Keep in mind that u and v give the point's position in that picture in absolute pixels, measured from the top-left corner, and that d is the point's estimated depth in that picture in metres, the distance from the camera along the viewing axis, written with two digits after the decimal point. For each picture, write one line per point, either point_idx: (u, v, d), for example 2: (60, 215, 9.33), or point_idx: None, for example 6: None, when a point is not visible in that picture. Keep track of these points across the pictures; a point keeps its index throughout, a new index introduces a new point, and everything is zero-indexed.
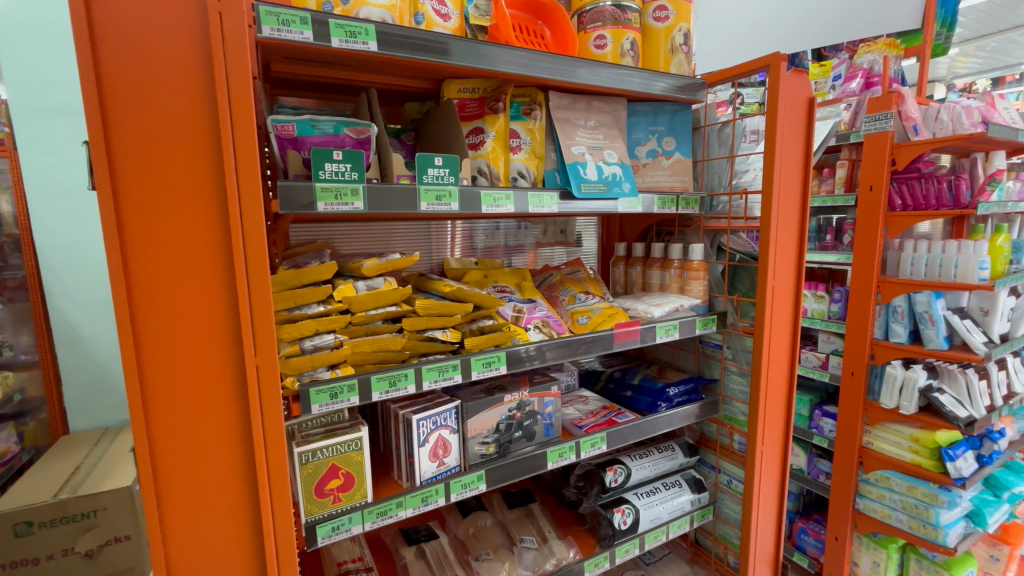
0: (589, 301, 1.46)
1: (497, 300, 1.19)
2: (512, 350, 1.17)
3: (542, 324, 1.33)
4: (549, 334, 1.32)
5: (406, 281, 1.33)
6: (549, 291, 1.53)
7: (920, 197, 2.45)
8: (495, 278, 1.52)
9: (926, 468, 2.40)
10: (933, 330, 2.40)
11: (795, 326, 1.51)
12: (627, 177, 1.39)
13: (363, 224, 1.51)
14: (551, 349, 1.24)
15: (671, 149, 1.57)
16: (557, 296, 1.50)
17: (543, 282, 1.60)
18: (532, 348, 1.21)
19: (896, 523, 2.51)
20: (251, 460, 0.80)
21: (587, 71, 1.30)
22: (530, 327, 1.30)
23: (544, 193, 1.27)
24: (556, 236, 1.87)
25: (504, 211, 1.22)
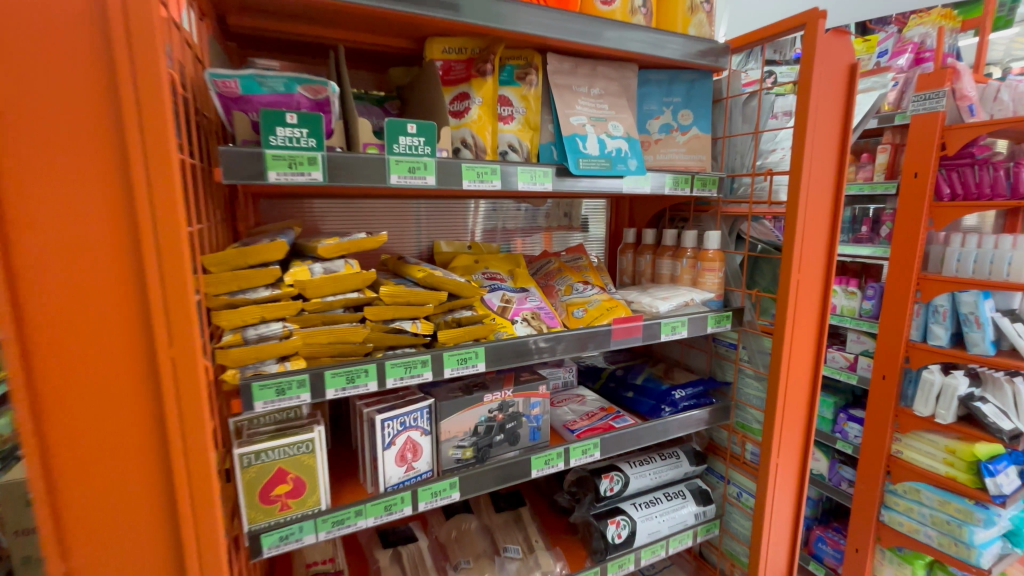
0: (587, 292, 1.31)
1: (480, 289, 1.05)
2: (511, 344, 1.05)
3: (531, 316, 1.19)
4: (538, 327, 1.18)
5: (386, 265, 1.23)
6: (544, 280, 1.39)
7: (971, 185, 2.19)
8: (487, 264, 1.39)
9: (961, 482, 2.19)
10: (978, 334, 2.17)
11: (823, 327, 1.34)
12: (634, 153, 1.23)
13: (346, 201, 1.38)
14: (551, 345, 1.10)
15: (687, 124, 1.40)
16: (553, 285, 1.36)
17: (537, 270, 1.45)
18: (533, 342, 1.08)
19: (924, 540, 2.31)
20: (167, 505, 0.72)
21: (616, 35, 1.16)
22: (517, 320, 1.17)
23: (536, 169, 1.12)
24: (560, 220, 1.72)
25: (489, 187, 1.07)
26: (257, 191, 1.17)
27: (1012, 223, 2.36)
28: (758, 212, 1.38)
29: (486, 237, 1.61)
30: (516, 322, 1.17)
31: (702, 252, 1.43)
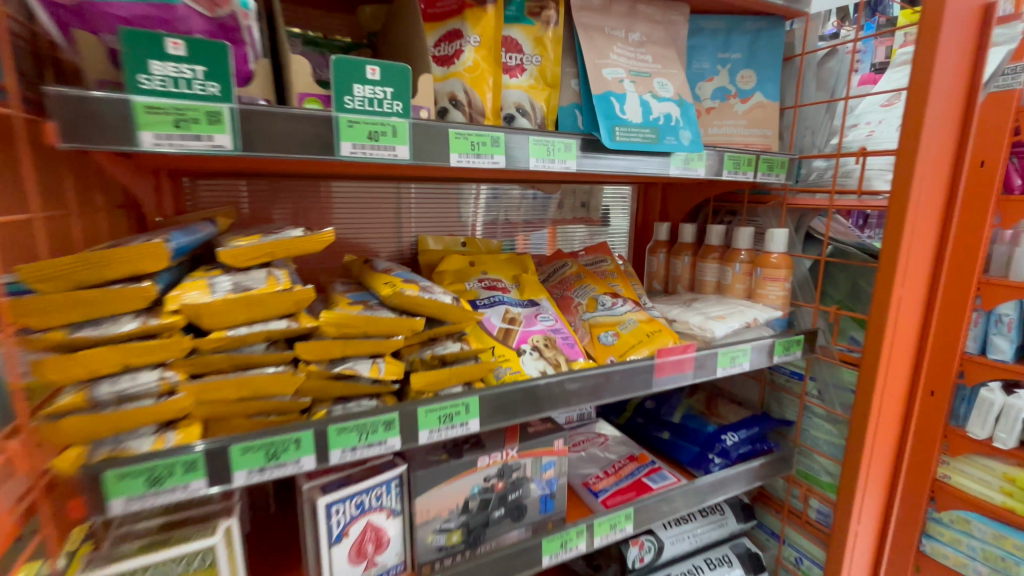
0: (618, 309, 0.98)
1: (474, 312, 0.73)
2: (516, 390, 0.74)
3: (546, 346, 0.87)
4: (555, 363, 0.85)
5: (351, 269, 0.92)
6: (559, 290, 1.07)
7: None
8: (487, 269, 1.08)
9: None
10: None
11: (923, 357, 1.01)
12: (686, 121, 0.90)
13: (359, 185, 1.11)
14: (572, 388, 0.78)
15: (749, 88, 1.07)
16: (571, 297, 1.05)
17: (551, 277, 1.13)
18: (547, 385, 0.76)
19: None
20: None
21: None
22: (526, 351, 0.85)
23: (554, 140, 0.80)
24: (576, 211, 1.40)
25: (488, 165, 0.75)
26: (170, 165, 0.85)
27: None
28: (840, 205, 1.05)
29: (485, 231, 1.29)
30: (524, 355, 0.85)
31: (763, 256, 1.11)
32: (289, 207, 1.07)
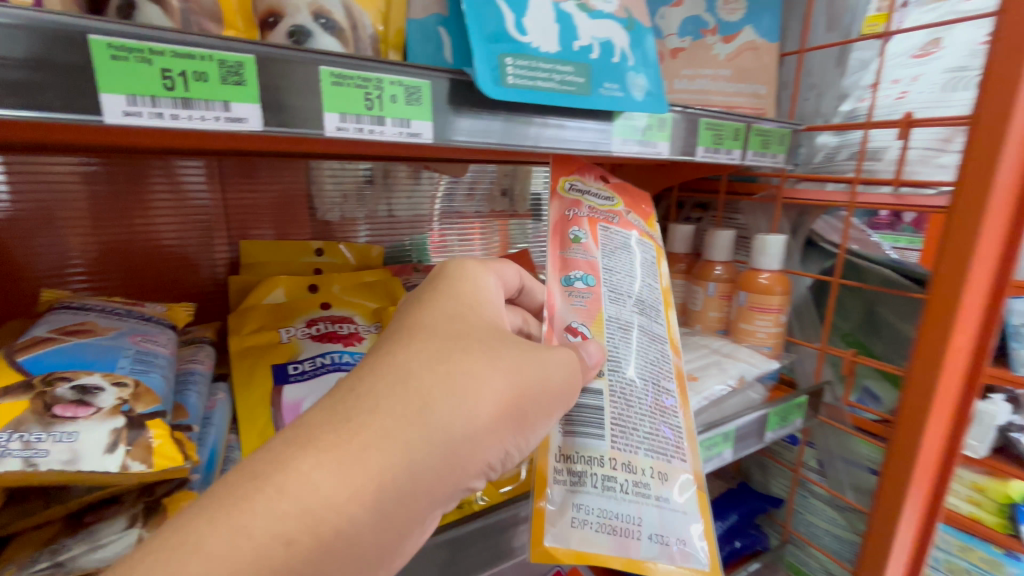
0: (665, 368, 0.53)
1: (182, 458, 0.34)
2: (570, 498, 0.47)
3: (613, 482, 0.47)
4: (698, 472, 0.51)
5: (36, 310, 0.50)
6: (586, 207, 0.55)
7: None
8: (331, 301, 0.67)
9: None
10: None
11: (948, 468, 0.69)
12: (641, 53, 0.51)
13: (372, 173, 0.87)
14: (643, 351, 0.52)
15: (735, 22, 0.70)
16: (599, 236, 0.54)
17: (574, 183, 0.56)
18: (608, 390, 0.49)
19: None
20: None
21: None
22: (585, 479, 0.47)
23: (380, 78, 0.40)
24: (494, 202, 1.02)
25: (215, 124, 0.35)
26: None
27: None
28: (862, 203, 0.72)
29: (356, 229, 0.89)
30: (582, 490, 0.47)
31: (747, 275, 0.76)
32: (263, 196, 0.79)
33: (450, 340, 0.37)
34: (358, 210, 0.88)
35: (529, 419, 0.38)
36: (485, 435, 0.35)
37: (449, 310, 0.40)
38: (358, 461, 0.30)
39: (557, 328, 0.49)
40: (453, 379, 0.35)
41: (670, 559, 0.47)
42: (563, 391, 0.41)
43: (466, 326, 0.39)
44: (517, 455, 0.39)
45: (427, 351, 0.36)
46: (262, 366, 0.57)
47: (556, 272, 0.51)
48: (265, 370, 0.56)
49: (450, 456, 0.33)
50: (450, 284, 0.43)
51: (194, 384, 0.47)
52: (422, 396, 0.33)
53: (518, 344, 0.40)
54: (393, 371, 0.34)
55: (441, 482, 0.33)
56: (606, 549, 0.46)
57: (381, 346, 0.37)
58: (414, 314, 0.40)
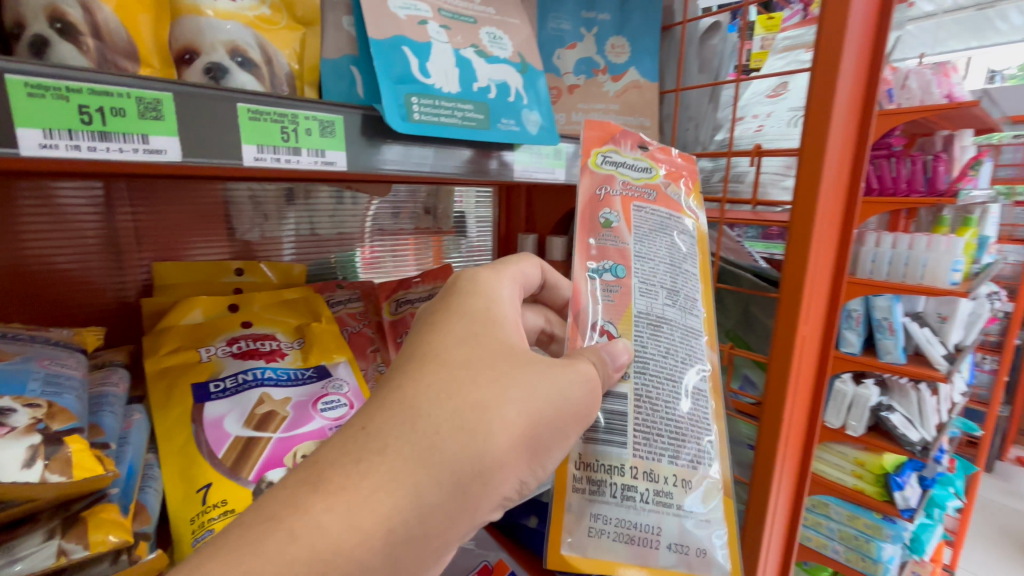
0: (697, 365, 0.54)
1: (101, 466, 0.36)
2: (588, 507, 0.51)
3: (632, 491, 0.50)
4: (722, 475, 0.54)
5: None
6: (619, 183, 0.56)
7: (888, 179, 1.95)
8: (252, 319, 0.69)
9: (869, 496, 2.02)
10: (892, 341, 1.96)
11: (807, 438, 0.84)
12: (533, 93, 0.59)
13: (294, 195, 0.89)
14: (672, 348, 0.53)
15: (622, 63, 0.80)
16: (632, 218, 0.56)
17: (608, 155, 0.57)
18: (632, 393, 0.51)
19: (833, 556, 2.12)
20: None
21: None
22: (604, 488, 0.50)
23: (295, 114, 0.45)
24: (419, 220, 1.07)
25: (135, 155, 0.37)
26: None
27: (896, 221, 2.38)
28: (731, 219, 0.85)
29: (279, 249, 0.90)
30: (601, 500, 0.50)
31: None
32: (161, 218, 0.78)
33: (458, 376, 0.42)
34: (281, 230, 0.90)
35: (539, 445, 0.44)
36: (501, 457, 0.41)
37: (467, 334, 0.46)
38: (369, 503, 0.35)
39: (582, 326, 0.52)
40: (462, 418, 0.40)
41: (688, 565, 0.51)
42: (579, 407, 0.46)
43: (476, 355, 0.44)
44: (530, 478, 0.44)
45: (444, 384, 0.41)
46: (181, 385, 0.57)
47: (582, 264, 0.53)
48: (185, 388, 0.57)
49: (459, 490, 0.39)
50: (470, 303, 0.49)
51: (111, 406, 0.48)
52: (429, 436, 0.38)
53: (529, 373, 0.45)
54: (402, 408, 0.39)
55: (452, 515, 0.38)
56: (620, 556, 0.51)
57: (393, 381, 0.42)
58: (434, 339, 0.45)
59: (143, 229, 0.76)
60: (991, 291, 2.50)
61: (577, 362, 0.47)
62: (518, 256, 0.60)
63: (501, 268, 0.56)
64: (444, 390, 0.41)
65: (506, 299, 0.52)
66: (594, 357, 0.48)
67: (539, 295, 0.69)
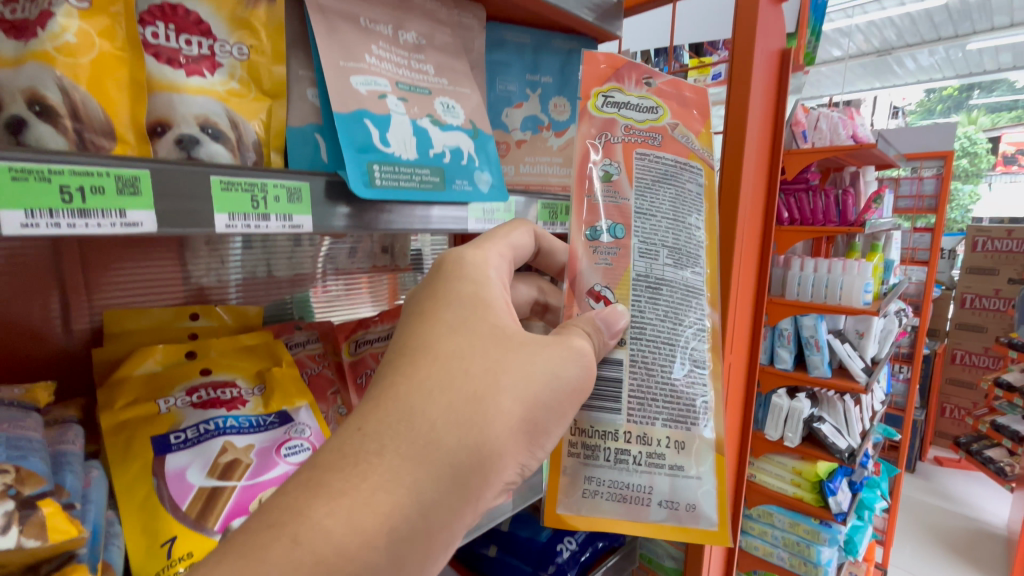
0: (698, 325, 0.54)
1: (76, 529, 0.38)
2: (583, 470, 0.53)
3: (625, 454, 0.53)
4: (720, 436, 0.54)
5: None
6: (620, 128, 0.54)
7: (807, 211, 2.14)
8: (212, 366, 0.69)
9: (807, 503, 2.17)
10: (818, 357, 2.14)
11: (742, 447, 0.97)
12: (482, 158, 0.66)
13: (250, 240, 0.91)
14: (671, 310, 0.54)
15: (564, 120, 0.88)
16: (634, 168, 0.53)
17: (609, 96, 0.54)
18: (628, 359, 0.53)
19: (778, 562, 2.25)
20: None
21: None
22: (598, 452, 0.53)
23: (264, 183, 0.48)
24: (376, 259, 1.11)
25: (111, 229, 0.40)
26: None
27: (817, 247, 2.63)
28: None
29: (228, 292, 0.90)
30: (595, 463, 0.53)
31: None
32: (92, 274, 0.76)
33: (451, 368, 0.45)
34: (236, 274, 0.91)
35: (535, 427, 0.47)
36: (504, 435, 0.44)
37: (457, 319, 0.49)
38: (371, 504, 0.37)
39: (579, 292, 0.54)
40: (457, 411, 0.43)
41: (680, 521, 0.53)
42: (573, 384, 0.49)
43: (467, 342, 0.47)
44: (530, 461, 0.48)
45: (438, 371, 0.44)
46: (140, 438, 0.58)
47: (582, 225, 0.53)
48: (144, 441, 0.58)
49: (458, 483, 0.41)
50: (457, 287, 0.52)
51: (71, 465, 0.48)
52: (426, 431, 0.41)
53: (522, 353, 0.48)
54: (396, 406, 0.42)
55: (452, 507, 0.41)
56: (614, 514, 0.53)
57: (387, 377, 0.45)
58: (424, 329, 0.48)
59: (89, 285, 0.76)
60: (899, 308, 2.80)
61: (569, 337, 0.49)
62: (507, 226, 0.63)
63: (488, 243, 0.58)
64: (440, 383, 0.44)
65: (494, 281, 0.54)
66: (589, 327, 0.50)
67: (532, 262, 0.71)
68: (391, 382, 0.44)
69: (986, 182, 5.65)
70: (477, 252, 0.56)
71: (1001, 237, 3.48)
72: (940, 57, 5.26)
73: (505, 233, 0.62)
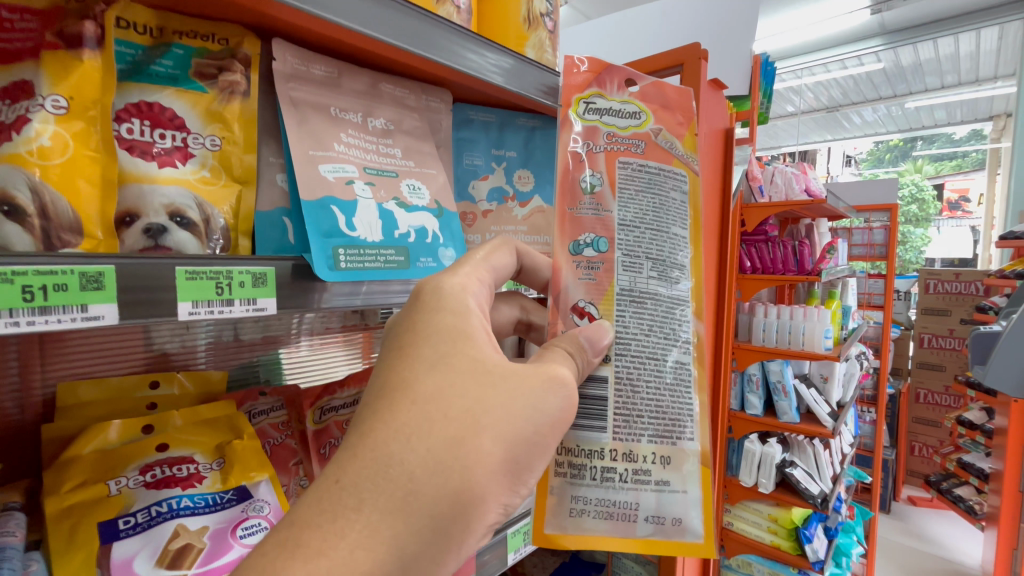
0: (683, 336, 0.53)
1: None
2: (569, 489, 0.52)
3: (611, 472, 0.52)
4: (705, 448, 0.53)
5: None
6: (603, 136, 0.52)
7: (768, 260, 2.23)
8: (169, 441, 0.67)
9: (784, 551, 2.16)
10: (786, 403, 2.19)
11: None
12: (446, 234, 0.69)
13: None
14: (656, 323, 0.53)
15: (529, 190, 0.93)
16: (617, 177, 0.52)
17: (590, 102, 0.53)
18: (614, 376, 0.52)
19: None
20: None
21: (402, 25, 0.61)
22: (585, 471, 0.52)
23: (231, 269, 0.50)
24: (347, 318, 1.11)
25: (71, 323, 0.41)
26: None
27: (780, 293, 2.74)
28: None
29: (194, 356, 0.89)
30: (581, 483, 0.52)
31: None
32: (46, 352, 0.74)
33: (430, 412, 0.42)
34: (201, 338, 0.90)
35: (517, 465, 0.45)
36: (487, 474, 0.43)
37: (439, 351, 0.46)
38: (350, 562, 0.36)
39: (563, 308, 0.52)
40: (437, 458, 0.41)
41: (667, 535, 0.52)
42: (557, 418, 0.47)
43: (448, 381, 0.44)
44: (513, 499, 0.46)
45: (418, 414, 0.42)
46: (86, 524, 0.57)
47: (565, 238, 0.52)
48: (90, 528, 0.56)
49: (440, 532, 0.40)
50: (438, 314, 0.48)
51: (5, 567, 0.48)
52: (405, 482, 0.39)
53: (503, 389, 0.45)
54: (374, 456, 0.39)
55: (436, 554, 0.40)
56: (602, 531, 0.52)
57: (365, 421, 0.42)
58: (403, 363, 0.45)
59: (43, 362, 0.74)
60: (859, 350, 2.91)
61: (556, 368, 0.47)
62: (489, 246, 0.59)
63: (472, 257, 0.56)
64: (420, 427, 0.41)
65: (475, 309, 0.50)
66: (572, 347, 0.49)
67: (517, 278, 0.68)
68: (368, 429, 0.41)
69: (935, 227, 6.09)
70: (463, 267, 0.54)
71: (949, 279, 3.69)
72: (882, 114, 5.74)
73: (486, 253, 0.58)
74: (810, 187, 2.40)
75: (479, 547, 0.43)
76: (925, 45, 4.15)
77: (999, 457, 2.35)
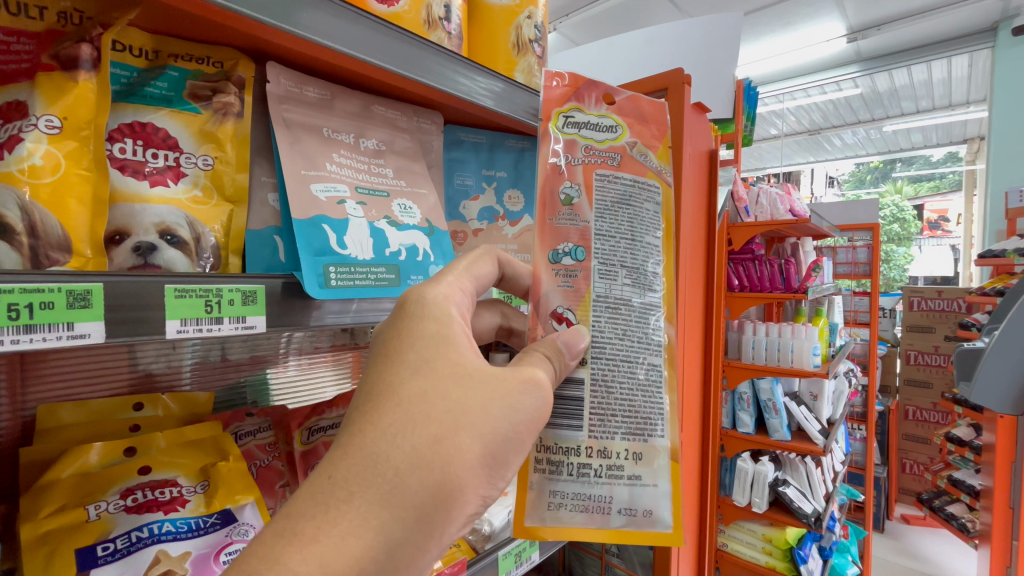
0: (655, 341, 0.54)
1: None
2: (548, 484, 0.52)
3: (587, 467, 0.52)
4: (675, 444, 0.54)
5: None
6: (582, 150, 0.54)
7: (755, 278, 2.26)
8: (151, 464, 0.65)
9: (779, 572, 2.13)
10: (777, 420, 2.18)
11: None
12: (432, 251, 0.70)
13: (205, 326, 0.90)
14: (630, 328, 0.53)
15: (517, 210, 0.95)
16: (595, 190, 0.53)
17: (570, 117, 0.54)
18: (589, 379, 0.53)
19: None
20: None
21: (392, 48, 0.62)
22: (562, 467, 0.52)
23: (220, 288, 0.49)
24: (336, 338, 1.10)
25: (58, 342, 0.41)
26: None
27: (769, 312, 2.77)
28: None
29: (179, 377, 0.88)
30: (558, 479, 0.52)
31: None
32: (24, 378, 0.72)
33: (415, 413, 0.42)
34: (188, 360, 0.89)
35: (497, 460, 0.45)
36: (468, 468, 0.43)
37: (424, 352, 0.46)
38: (339, 549, 0.36)
39: (543, 314, 0.53)
40: (423, 454, 0.40)
41: (638, 526, 0.52)
42: (537, 417, 0.48)
43: (432, 382, 0.44)
44: (492, 492, 0.45)
45: (403, 413, 0.42)
46: (63, 551, 0.55)
47: (545, 247, 0.53)
48: (68, 554, 0.54)
49: (423, 521, 0.40)
50: (424, 317, 0.48)
51: None
52: (392, 475, 0.39)
53: (486, 390, 0.45)
54: (364, 453, 0.39)
55: (418, 541, 0.40)
56: (578, 524, 0.52)
57: (353, 420, 0.42)
58: (388, 365, 0.45)
59: (23, 389, 0.72)
60: (847, 367, 2.94)
61: (533, 371, 0.47)
62: (471, 256, 0.59)
63: (455, 265, 0.57)
64: (407, 425, 0.41)
65: (458, 317, 0.50)
66: (550, 351, 0.50)
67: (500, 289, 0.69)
68: (356, 427, 0.41)
69: (917, 245, 6.24)
70: (446, 276, 0.54)
71: (932, 297, 3.76)
72: (862, 137, 5.93)
73: (469, 263, 0.58)
74: (795, 207, 2.46)
75: (459, 536, 0.43)
76: (900, 72, 4.32)
77: (989, 473, 2.36)
